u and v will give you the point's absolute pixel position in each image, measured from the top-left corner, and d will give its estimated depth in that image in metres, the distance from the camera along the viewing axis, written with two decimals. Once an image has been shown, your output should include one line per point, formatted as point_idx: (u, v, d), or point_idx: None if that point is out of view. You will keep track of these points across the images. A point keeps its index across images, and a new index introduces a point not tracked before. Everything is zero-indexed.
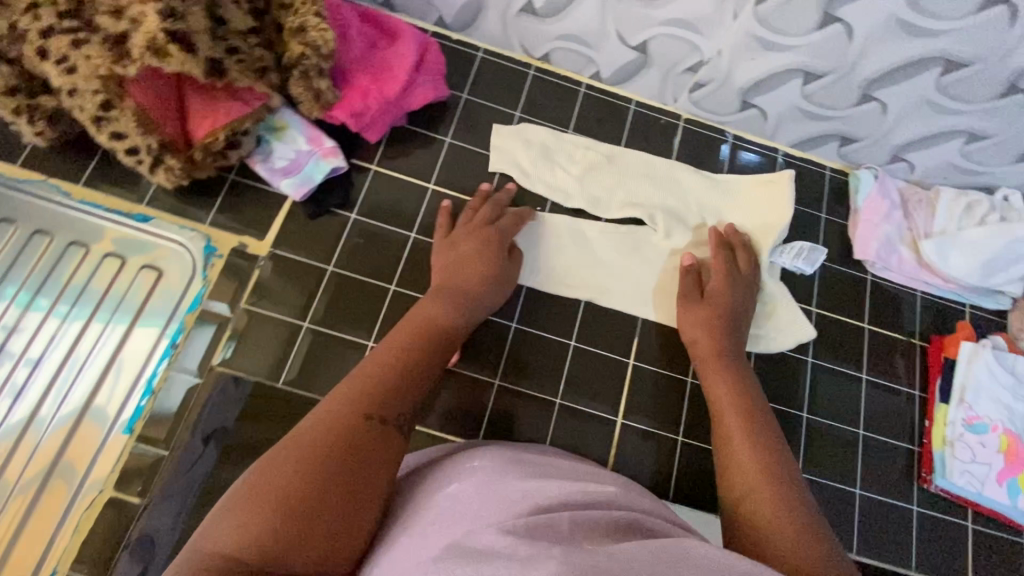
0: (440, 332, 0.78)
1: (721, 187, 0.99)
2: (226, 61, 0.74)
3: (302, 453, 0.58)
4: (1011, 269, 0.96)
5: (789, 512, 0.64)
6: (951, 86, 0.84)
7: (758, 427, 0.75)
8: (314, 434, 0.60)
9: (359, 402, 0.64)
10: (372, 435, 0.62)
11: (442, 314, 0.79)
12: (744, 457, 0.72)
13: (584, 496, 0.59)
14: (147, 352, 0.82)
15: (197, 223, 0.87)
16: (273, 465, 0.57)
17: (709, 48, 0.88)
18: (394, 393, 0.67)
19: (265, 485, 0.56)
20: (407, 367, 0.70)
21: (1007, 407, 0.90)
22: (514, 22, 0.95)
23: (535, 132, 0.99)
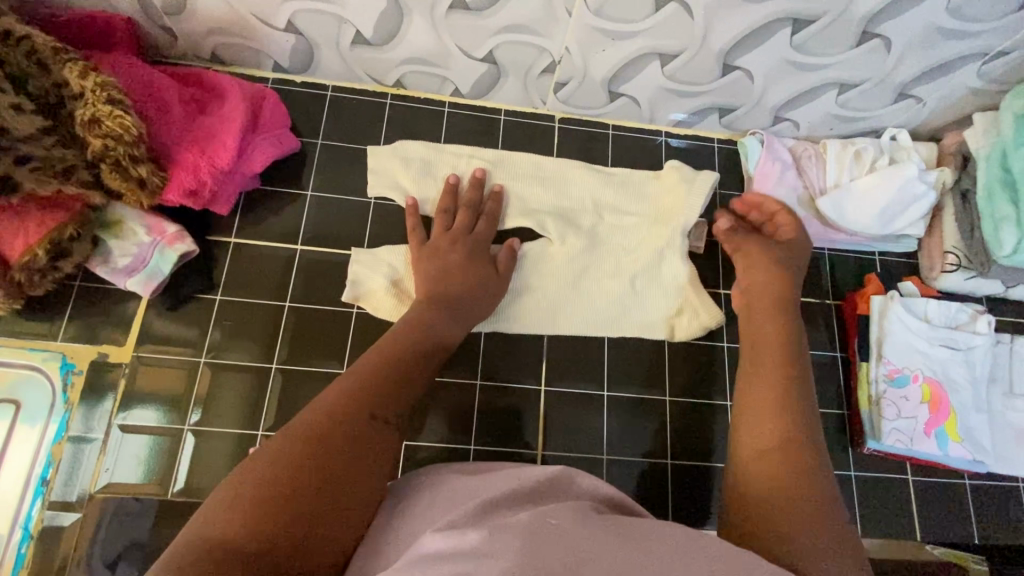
0: (429, 331, 0.73)
1: (618, 183, 0.95)
2: (17, 173, 0.68)
3: (299, 436, 0.54)
4: (911, 211, 0.92)
5: (801, 455, 0.59)
6: (805, 44, 0.81)
7: (792, 368, 0.69)
8: (313, 422, 0.55)
9: (367, 394, 0.60)
10: (374, 431, 0.58)
11: (439, 311, 0.76)
12: (762, 390, 0.67)
13: (539, 486, 0.59)
14: (18, 493, 0.77)
15: (49, 341, 0.81)
16: (269, 451, 0.53)
17: (556, 47, 0.83)
18: (397, 386, 0.63)
19: (259, 467, 0.52)
20: (409, 364, 0.66)
21: (924, 355, 0.88)
22: (352, 54, 0.88)
23: (410, 146, 0.93)
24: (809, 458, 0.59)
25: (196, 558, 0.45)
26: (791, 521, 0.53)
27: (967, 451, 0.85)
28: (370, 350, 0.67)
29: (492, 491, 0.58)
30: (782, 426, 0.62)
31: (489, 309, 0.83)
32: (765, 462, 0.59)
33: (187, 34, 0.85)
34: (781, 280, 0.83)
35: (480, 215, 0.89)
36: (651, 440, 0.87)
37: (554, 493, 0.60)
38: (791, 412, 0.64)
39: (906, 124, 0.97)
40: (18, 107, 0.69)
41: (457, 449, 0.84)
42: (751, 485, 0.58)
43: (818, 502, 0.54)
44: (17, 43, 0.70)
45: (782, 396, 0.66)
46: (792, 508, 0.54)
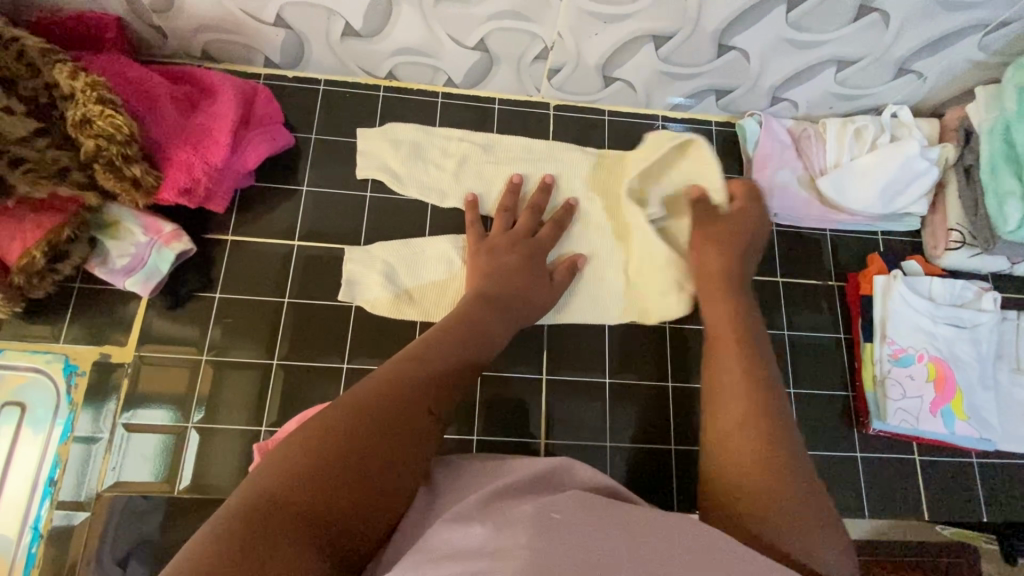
0: (481, 326, 0.73)
1: (610, 165, 0.95)
2: (12, 175, 0.68)
3: (360, 416, 0.54)
4: (913, 189, 0.91)
5: (773, 441, 0.57)
6: (801, 21, 0.79)
7: (751, 351, 0.67)
8: (375, 405, 0.56)
9: (427, 386, 0.61)
10: (428, 426, 0.58)
11: (487, 303, 0.76)
12: (734, 386, 0.63)
13: (540, 477, 0.60)
14: (27, 493, 0.78)
15: (51, 343, 0.81)
16: (334, 423, 0.53)
17: (548, 33, 0.82)
18: (454, 384, 0.64)
19: (319, 435, 0.52)
20: (464, 361, 0.67)
21: (929, 334, 0.87)
22: (342, 47, 0.87)
23: (402, 129, 0.93)
24: (778, 442, 0.57)
25: (268, 516, 0.46)
26: (773, 511, 0.52)
27: (975, 430, 0.84)
28: (428, 339, 0.67)
29: (495, 485, 0.58)
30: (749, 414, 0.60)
31: (533, 306, 0.81)
32: (735, 456, 0.57)
33: (177, 32, 0.85)
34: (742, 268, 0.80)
35: (513, 212, 0.88)
36: (654, 427, 0.87)
37: (559, 485, 0.59)
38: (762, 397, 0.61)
39: (907, 100, 0.95)
40: (9, 110, 0.68)
41: (459, 441, 0.84)
42: (725, 481, 0.56)
43: (795, 489, 0.54)
44: (7, 46, 0.70)
45: (749, 384, 0.62)
46: (762, 495, 0.53)
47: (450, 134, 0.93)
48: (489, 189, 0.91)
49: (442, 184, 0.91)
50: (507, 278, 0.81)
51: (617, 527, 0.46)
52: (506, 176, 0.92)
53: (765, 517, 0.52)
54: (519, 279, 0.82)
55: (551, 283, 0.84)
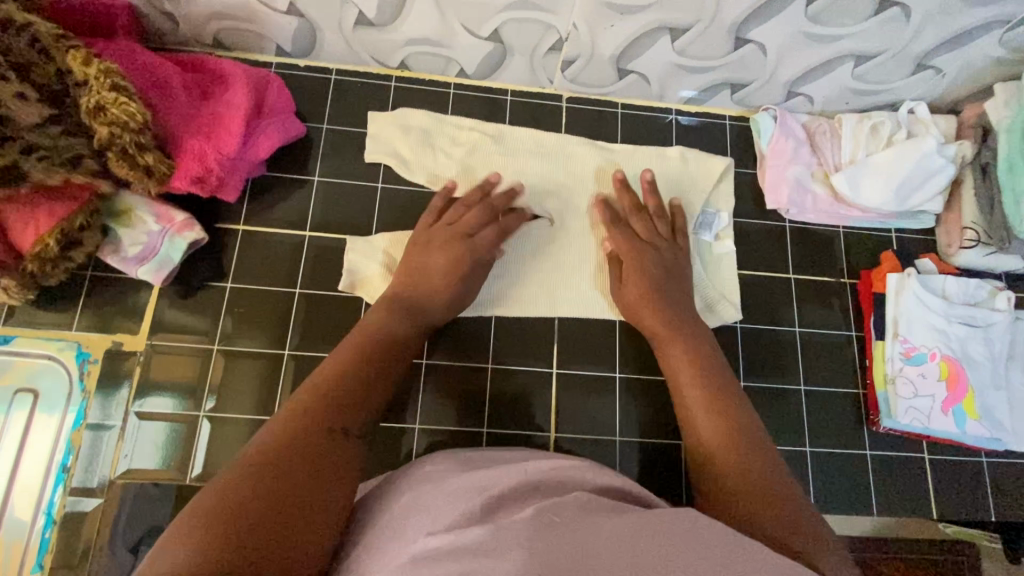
0: (386, 338, 0.70)
1: (622, 158, 0.94)
2: (25, 163, 0.67)
3: (263, 460, 0.50)
4: (928, 186, 0.90)
5: (752, 453, 0.62)
6: (821, 14, 0.78)
7: (709, 373, 0.73)
8: (275, 446, 0.52)
9: (327, 407, 0.57)
10: (339, 446, 0.55)
11: (403, 317, 0.74)
12: (700, 414, 0.69)
13: (552, 476, 0.60)
14: (40, 479, 0.78)
15: (64, 331, 0.82)
16: (229, 476, 0.48)
17: (563, 24, 0.81)
18: (363, 400, 0.60)
19: (219, 493, 0.47)
20: (375, 376, 0.63)
21: (942, 332, 0.86)
22: (355, 36, 0.86)
23: (414, 119, 0.92)
24: (751, 449, 0.63)
25: None
26: (761, 517, 0.55)
27: (985, 430, 0.84)
28: (330, 364, 0.63)
29: (502, 482, 0.58)
30: (723, 432, 0.66)
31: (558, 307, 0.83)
32: (726, 475, 0.61)
33: (189, 19, 0.84)
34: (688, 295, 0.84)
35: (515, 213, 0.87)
36: (663, 422, 0.87)
37: (561, 486, 0.59)
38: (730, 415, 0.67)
39: (924, 97, 0.94)
40: (22, 96, 0.67)
41: (468, 433, 0.84)
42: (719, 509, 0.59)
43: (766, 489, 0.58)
44: (19, 31, 0.68)
45: (720, 410, 0.68)
46: (744, 506, 0.56)
47: (462, 124, 0.93)
48: (501, 181, 0.91)
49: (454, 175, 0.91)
50: (426, 284, 0.79)
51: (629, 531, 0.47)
52: (517, 167, 0.92)
53: (757, 524, 0.54)
54: (440, 284, 0.79)
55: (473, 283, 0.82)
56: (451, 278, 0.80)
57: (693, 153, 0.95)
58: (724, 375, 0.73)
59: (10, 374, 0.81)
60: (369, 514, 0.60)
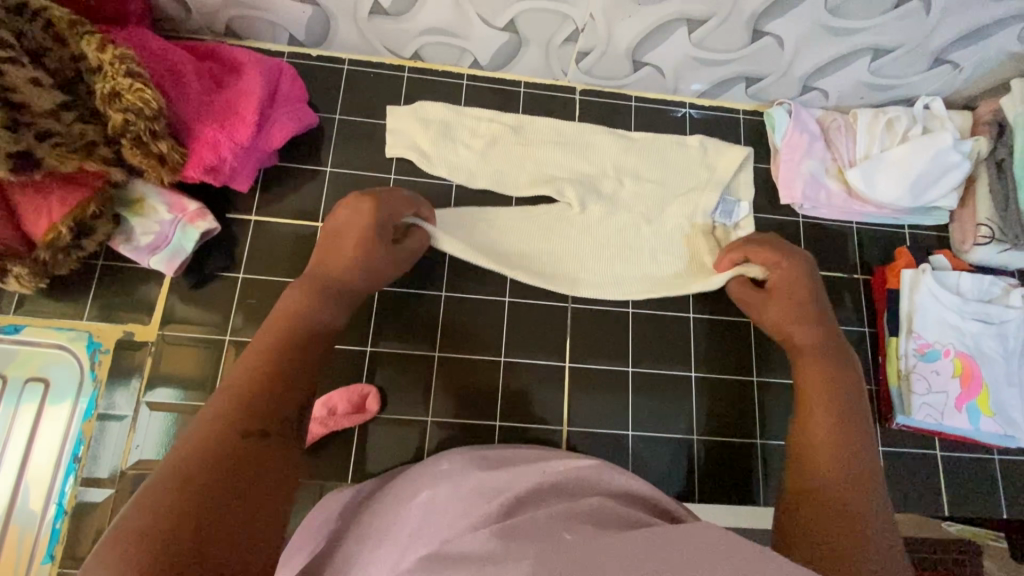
0: (311, 317, 0.61)
1: (638, 149, 0.93)
2: (39, 148, 0.66)
3: (177, 479, 0.43)
4: (944, 182, 0.90)
5: (860, 484, 0.56)
6: (840, 7, 0.77)
7: (842, 392, 0.66)
8: (186, 475, 0.43)
9: (233, 410, 0.49)
10: (263, 450, 0.48)
11: (323, 294, 0.64)
12: (819, 425, 0.63)
13: (573, 471, 0.61)
14: (51, 468, 0.78)
15: (75, 320, 0.81)
16: (152, 508, 0.41)
17: (579, 15, 0.80)
18: (279, 389, 0.52)
19: (131, 555, 0.39)
20: (291, 361, 0.55)
21: (956, 329, 0.86)
22: (369, 25, 0.85)
23: (432, 109, 0.91)
24: (864, 476, 0.57)
25: None
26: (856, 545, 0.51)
27: (999, 427, 0.83)
28: (241, 360, 0.54)
29: (523, 486, 0.58)
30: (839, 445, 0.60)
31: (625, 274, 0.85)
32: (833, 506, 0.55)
33: (202, 6, 0.83)
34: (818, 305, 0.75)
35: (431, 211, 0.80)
36: (677, 417, 0.86)
37: (582, 490, 0.59)
38: (845, 444, 0.60)
39: (940, 92, 0.93)
40: (36, 81, 0.66)
41: (482, 425, 0.84)
42: (802, 519, 0.56)
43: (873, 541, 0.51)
44: (33, 16, 0.68)
45: (838, 433, 0.61)
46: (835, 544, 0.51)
47: (479, 115, 0.92)
48: (514, 173, 0.91)
49: (467, 166, 0.90)
50: (342, 255, 0.69)
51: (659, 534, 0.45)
52: (530, 159, 0.91)
53: (854, 549, 0.50)
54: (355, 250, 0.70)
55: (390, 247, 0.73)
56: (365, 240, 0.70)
57: (712, 142, 0.94)
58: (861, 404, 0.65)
59: (20, 364, 0.80)
60: (392, 513, 0.61)
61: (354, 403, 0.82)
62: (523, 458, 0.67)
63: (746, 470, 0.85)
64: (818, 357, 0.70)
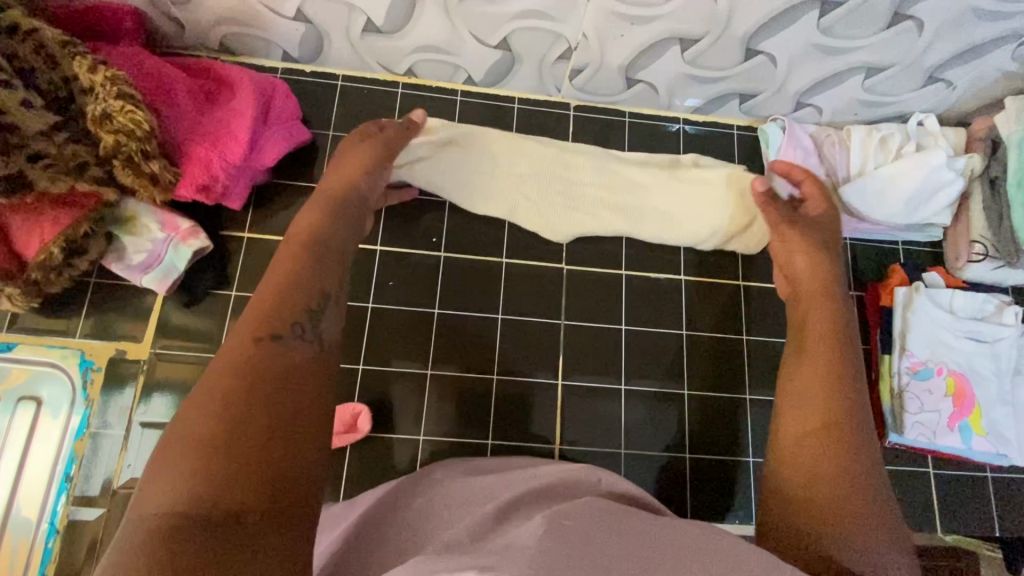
0: (325, 240, 0.63)
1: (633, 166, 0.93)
2: (31, 170, 0.67)
3: (214, 386, 0.46)
4: (938, 199, 0.90)
5: (846, 419, 0.60)
6: (833, 27, 0.77)
7: (839, 332, 0.68)
8: (211, 389, 0.46)
9: (242, 325, 0.51)
10: (275, 352, 0.50)
11: (326, 212, 0.67)
12: (810, 365, 0.65)
13: (561, 476, 0.61)
14: (43, 487, 0.78)
15: (68, 338, 0.81)
16: (194, 409, 0.45)
17: (572, 34, 0.80)
18: (283, 297, 0.54)
19: (183, 453, 0.43)
20: (292, 273, 0.57)
21: (950, 347, 0.86)
22: (363, 43, 0.86)
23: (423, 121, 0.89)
24: (851, 406, 0.61)
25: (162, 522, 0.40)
26: (840, 480, 0.55)
27: (992, 446, 0.83)
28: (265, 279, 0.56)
29: (515, 490, 0.58)
30: (831, 376, 0.63)
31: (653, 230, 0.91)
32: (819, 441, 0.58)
33: (195, 24, 0.83)
34: (822, 253, 0.77)
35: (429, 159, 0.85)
36: (668, 433, 0.87)
37: (573, 491, 0.59)
38: (837, 381, 0.63)
39: (934, 109, 0.93)
40: (27, 103, 0.67)
41: (474, 442, 0.85)
42: (793, 456, 0.59)
43: (852, 474, 0.56)
44: (25, 37, 0.68)
45: (831, 370, 0.64)
46: (826, 486, 0.55)
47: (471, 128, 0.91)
48: (504, 193, 0.91)
49: (459, 185, 0.90)
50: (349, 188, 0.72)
51: (641, 549, 0.45)
52: (521, 178, 0.91)
53: (842, 489, 0.55)
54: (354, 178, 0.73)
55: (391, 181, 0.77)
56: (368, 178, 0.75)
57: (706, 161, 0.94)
58: (853, 343, 0.67)
59: (12, 382, 0.80)
60: (388, 518, 0.61)
61: (346, 422, 0.82)
62: (515, 466, 0.67)
63: (736, 487, 0.86)
64: (815, 298, 0.73)
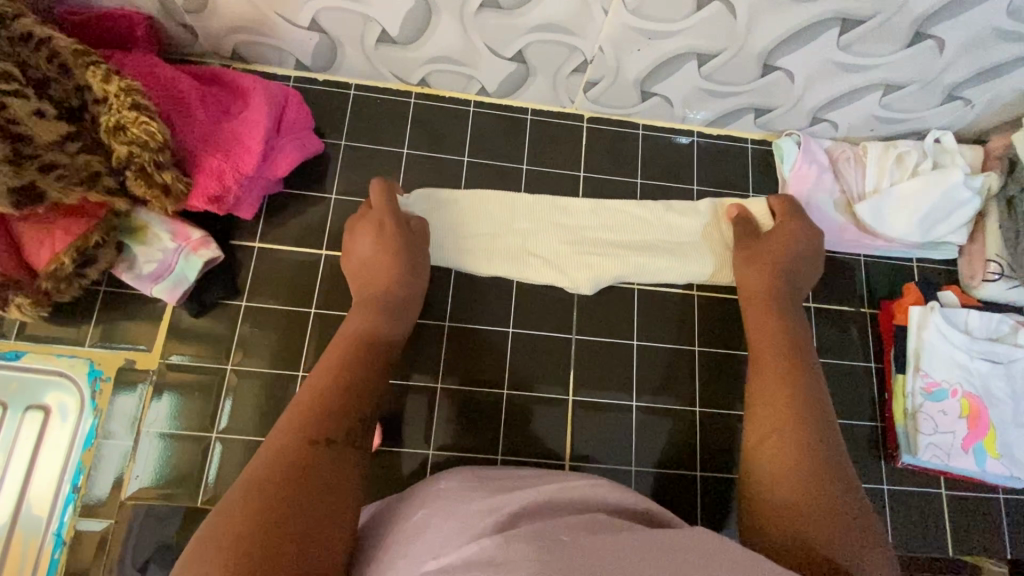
0: (369, 339, 0.69)
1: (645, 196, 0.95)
2: (43, 181, 0.66)
3: (264, 478, 0.50)
4: (953, 218, 0.89)
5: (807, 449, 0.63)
6: (853, 45, 0.76)
7: (796, 362, 0.72)
8: (254, 484, 0.49)
9: (299, 424, 0.55)
10: (324, 459, 0.53)
11: (370, 317, 0.71)
12: (769, 393, 0.70)
13: (576, 492, 0.59)
14: (50, 499, 0.78)
15: (77, 347, 0.81)
16: (240, 497, 0.48)
17: (589, 47, 0.79)
18: (336, 408, 0.58)
19: (227, 538, 0.45)
20: (344, 378, 0.61)
21: (964, 367, 0.86)
22: (377, 53, 0.85)
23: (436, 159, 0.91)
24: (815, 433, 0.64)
25: None
26: (814, 506, 0.57)
27: (1006, 469, 0.83)
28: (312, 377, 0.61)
29: (517, 504, 0.56)
30: (791, 402, 0.67)
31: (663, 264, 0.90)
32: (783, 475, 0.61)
33: (208, 32, 0.83)
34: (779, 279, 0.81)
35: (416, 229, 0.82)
36: (680, 451, 0.86)
37: (581, 509, 0.57)
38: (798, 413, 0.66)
39: (952, 126, 0.93)
40: (40, 113, 0.66)
41: (483, 457, 0.84)
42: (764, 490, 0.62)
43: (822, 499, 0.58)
44: (38, 46, 0.67)
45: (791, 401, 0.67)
46: (800, 510, 0.58)
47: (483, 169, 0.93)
48: (513, 229, 0.90)
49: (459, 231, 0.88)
50: (373, 275, 0.76)
51: (660, 563, 0.44)
52: (527, 241, 0.89)
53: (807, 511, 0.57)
54: (387, 270, 0.76)
55: (415, 256, 0.79)
56: (390, 259, 0.77)
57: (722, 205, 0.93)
58: (810, 373, 0.71)
59: (20, 391, 0.80)
60: (389, 540, 0.59)
61: None
62: (526, 484, 0.63)
63: None
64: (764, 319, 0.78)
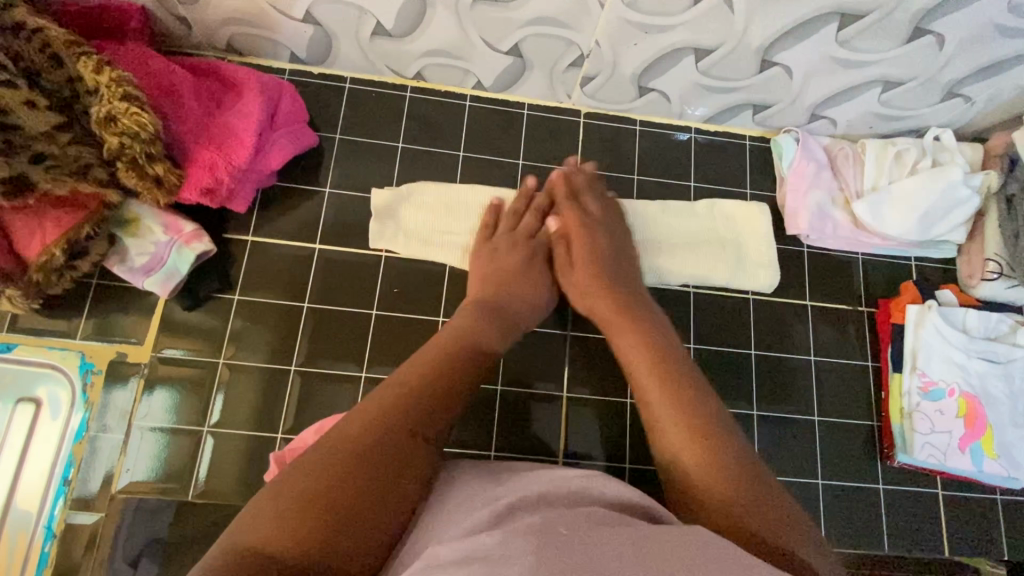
0: (477, 346, 0.69)
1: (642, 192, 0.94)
2: (33, 172, 0.66)
3: (345, 446, 0.53)
4: (952, 216, 0.88)
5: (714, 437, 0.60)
6: (851, 40, 0.76)
7: (664, 363, 0.67)
8: (337, 457, 0.52)
9: (399, 413, 0.57)
10: (416, 453, 0.56)
11: (486, 316, 0.73)
12: (651, 393, 0.65)
13: (568, 481, 0.58)
14: (41, 492, 0.78)
15: (68, 340, 0.80)
16: (319, 457, 0.52)
17: (585, 41, 0.79)
18: (438, 403, 0.60)
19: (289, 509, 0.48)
20: (444, 371, 0.63)
21: (962, 366, 0.85)
22: (372, 46, 0.84)
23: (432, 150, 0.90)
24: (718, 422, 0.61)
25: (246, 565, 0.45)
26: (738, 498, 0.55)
27: (1003, 469, 0.82)
28: (407, 366, 0.63)
29: (508, 499, 0.56)
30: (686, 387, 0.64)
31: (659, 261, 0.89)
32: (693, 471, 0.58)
33: (202, 24, 0.82)
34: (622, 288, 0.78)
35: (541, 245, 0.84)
36: None
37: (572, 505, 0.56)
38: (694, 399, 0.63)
39: (952, 123, 0.92)
40: (30, 104, 0.66)
41: (476, 453, 0.83)
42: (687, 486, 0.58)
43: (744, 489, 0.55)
44: (30, 37, 0.67)
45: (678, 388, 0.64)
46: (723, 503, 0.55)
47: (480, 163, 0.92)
48: None
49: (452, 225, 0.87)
50: (508, 282, 0.80)
51: (649, 560, 0.43)
52: None
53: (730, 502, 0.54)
54: (513, 281, 0.80)
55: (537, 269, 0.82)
56: (529, 265, 0.81)
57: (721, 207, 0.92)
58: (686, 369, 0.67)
59: (13, 383, 0.80)
60: None
61: None
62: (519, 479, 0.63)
63: None
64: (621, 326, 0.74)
